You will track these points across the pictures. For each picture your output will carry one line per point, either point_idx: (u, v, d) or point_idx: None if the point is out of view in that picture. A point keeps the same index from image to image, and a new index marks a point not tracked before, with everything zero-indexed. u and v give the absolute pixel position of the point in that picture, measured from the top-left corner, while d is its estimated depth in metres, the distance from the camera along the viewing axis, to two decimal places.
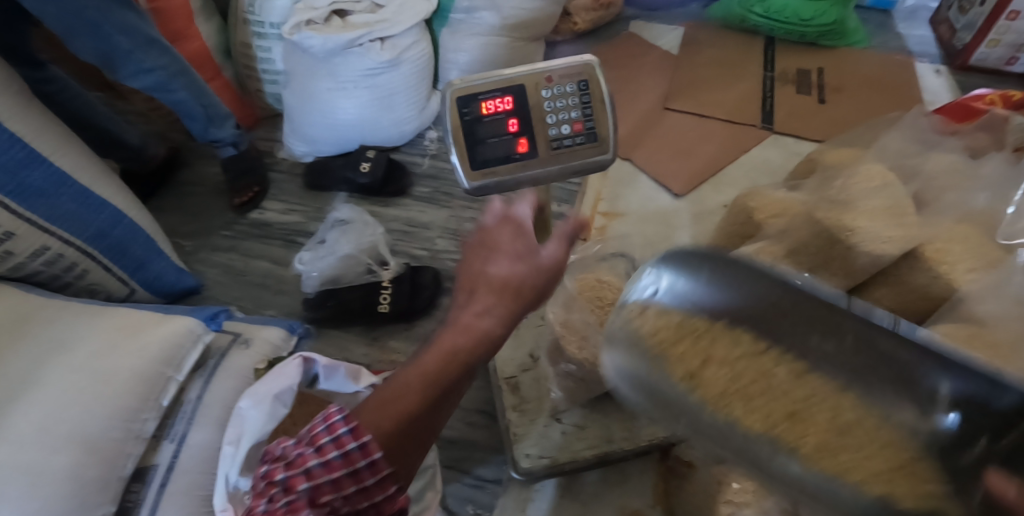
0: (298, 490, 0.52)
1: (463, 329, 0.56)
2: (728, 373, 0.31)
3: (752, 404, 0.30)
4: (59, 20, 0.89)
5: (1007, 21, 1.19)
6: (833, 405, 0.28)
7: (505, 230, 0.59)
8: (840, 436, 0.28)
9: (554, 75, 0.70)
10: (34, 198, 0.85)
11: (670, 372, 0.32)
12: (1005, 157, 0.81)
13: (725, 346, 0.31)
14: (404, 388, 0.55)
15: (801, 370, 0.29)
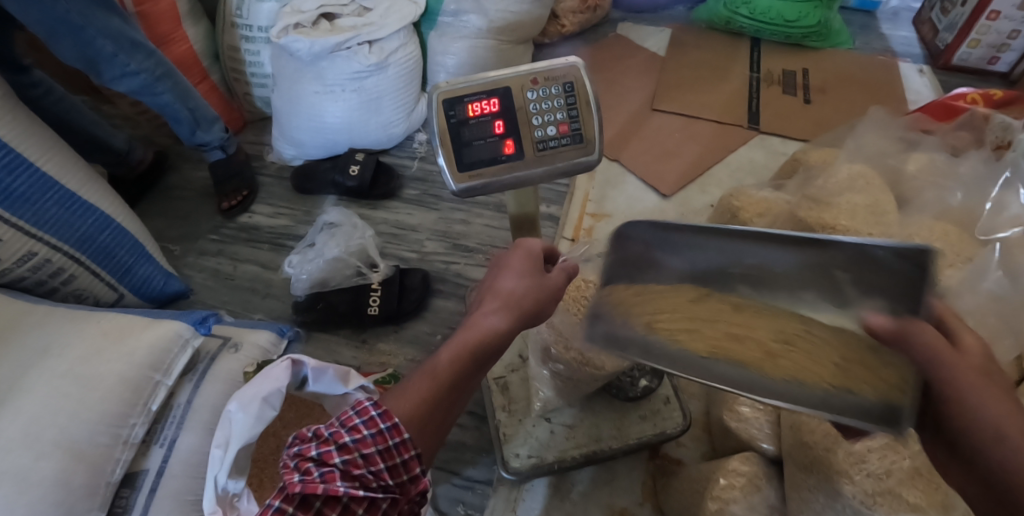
0: (332, 465, 0.49)
1: (474, 328, 0.58)
2: (680, 313, 0.50)
3: (703, 332, 0.49)
4: (42, 24, 0.89)
5: (987, 21, 1.20)
6: (754, 320, 0.48)
7: (517, 251, 0.62)
8: (775, 344, 0.47)
9: (540, 77, 0.71)
10: (20, 204, 0.85)
11: (644, 317, 0.51)
12: (983, 156, 0.83)
13: (675, 292, 0.50)
14: (433, 371, 0.56)
15: (727, 297, 0.48)
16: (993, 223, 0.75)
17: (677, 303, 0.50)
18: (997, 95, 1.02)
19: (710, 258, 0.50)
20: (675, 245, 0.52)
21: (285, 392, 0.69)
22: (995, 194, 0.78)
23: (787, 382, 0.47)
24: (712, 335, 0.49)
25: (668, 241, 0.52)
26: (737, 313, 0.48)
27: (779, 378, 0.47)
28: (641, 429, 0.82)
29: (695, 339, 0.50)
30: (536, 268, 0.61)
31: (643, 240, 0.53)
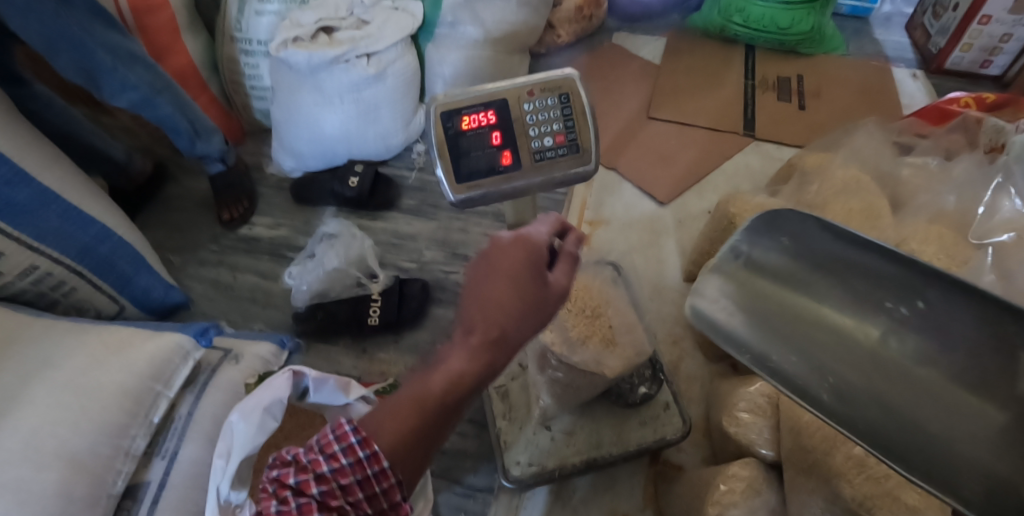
0: (309, 495, 0.50)
1: (467, 350, 0.54)
2: (780, 322, 0.38)
3: (803, 346, 0.37)
4: (42, 37, 0.90)
5: (979, 25, 1.22)
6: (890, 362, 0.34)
7: (518, 253, 0.56)
8: (924, 395, 0.32)
9: (536, 89, 0.72)
10: (22, 218, 0.86)
11: (747, 326, 0.39)
12: (977, 159, 0.83)
13: (795, 301, 0.38)
14: (420, 397, 0.54)
15: (869, 330, 0.36)
16: (987, 226, 0.74)
17: (788, 302, 0.39)
18: (989, 98, 1.04)
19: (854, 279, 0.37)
20: (812, 253, 0.39)
21: (286, 402, 0.70)
22: (988, 196, 0.78)
23: (903, 432, 0.32)
24: (825, 352, 0.36)
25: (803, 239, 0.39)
26: (870, 362, 0.35)
27: (897, 435, 0.32)
28: (642, 435, 0.82)
29: (790, 352, 0.37)
30: (529, 280, 0.55)
31: (778, 236, 0.40)
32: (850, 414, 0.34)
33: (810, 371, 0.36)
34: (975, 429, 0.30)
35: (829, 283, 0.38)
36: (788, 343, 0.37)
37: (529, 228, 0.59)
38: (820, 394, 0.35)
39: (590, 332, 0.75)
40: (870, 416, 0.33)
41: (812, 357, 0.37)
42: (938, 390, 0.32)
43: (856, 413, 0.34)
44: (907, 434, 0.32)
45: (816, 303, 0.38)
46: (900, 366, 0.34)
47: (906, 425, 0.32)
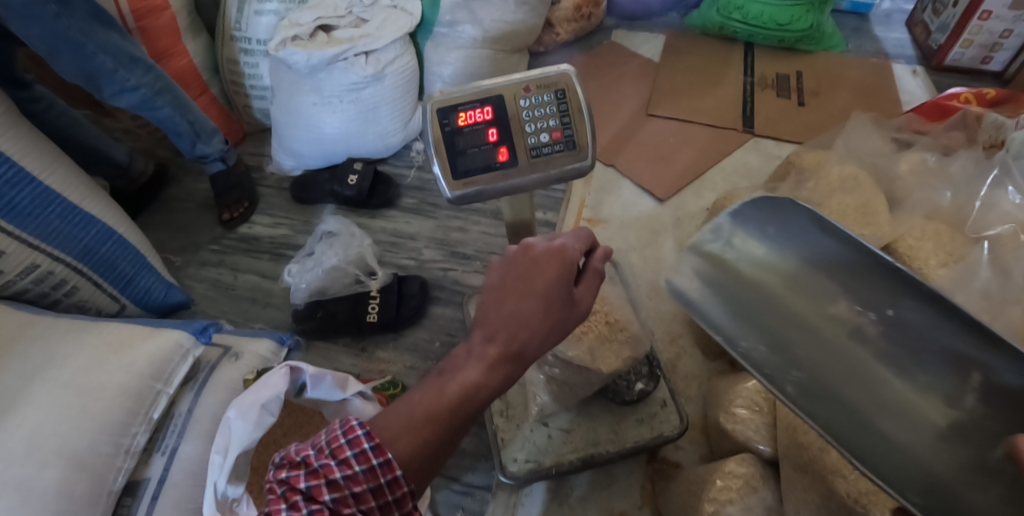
0: (321, 501, 0.50)
1: (487, 365, 0.54)
2: (740, 298, 0.62)
3: (760, 317, 0.60)
4: (42, 40, 0.91)
5: (979, 21, 1.21)
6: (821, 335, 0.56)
7: (548, 268, 0.56)
8: (844, 366, 0.54)
9: (531, 85, 0.72)
10: (23, 218, 0.86)
11: (716, 294, 0.64)
12: (973, 155, 0.82)
13: (763, 284, 0.61)
14: (437, 413, 0.54)
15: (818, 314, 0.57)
16: (984, 221, 0.75)
17: (756, 285, 0.62)
18: (989, 94, 1.03)
19: (855, 284, 0.54)
20: (807, 255, 0.58)
21: (283, 398, 0.70)
22: (984, 192, 0.78)
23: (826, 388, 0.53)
24: (774, 320, 0.59)
25: (810, 240, 0.58)
26: (810, 334, 0.56)
27: (848, 421, 0.51)
28: (639, 432, 0.82)
29: (749, 316, 0.60)
30: (560, 298, 0.55)
31: (766, 230, 0.62)
32: (806, 396, 0.53)
33: (777, 358, 0.56)
34: (880, 398, 0.51)
35: (807, 285, 0.58)
36: (756, 322, 0.59)
37: (556, 241, 0.58)
38: (778, 347, 0.57)
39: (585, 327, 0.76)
40: (831, 400, 0.53)
41: (775, 339, 0.58)
42: (893, 395, 0.51)
43: (813, 393, 0.53)
44: (857, 421, 0.51)
45: (782, 290, 0.60)
46: (847, 349, 0.54)
47: (827, 382, 0.54)
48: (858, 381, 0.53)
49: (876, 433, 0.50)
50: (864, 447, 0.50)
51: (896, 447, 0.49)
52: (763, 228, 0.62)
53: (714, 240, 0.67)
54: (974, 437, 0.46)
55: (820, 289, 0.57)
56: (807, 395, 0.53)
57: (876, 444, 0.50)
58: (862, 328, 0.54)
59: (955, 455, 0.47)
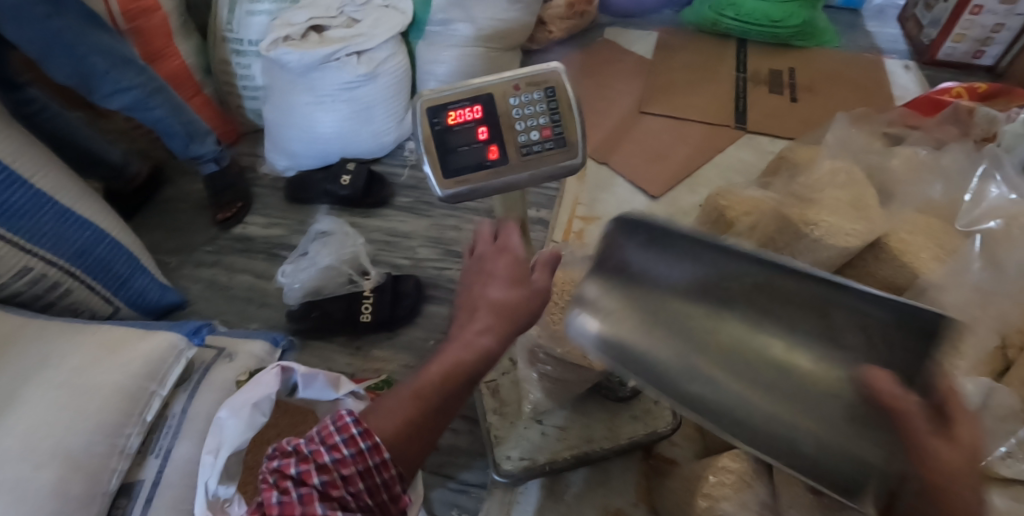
0: (310, 484, 0.51)
1: (461, 345, 0.59)
2: (638, 318, 0.54)
3: (664, 336, 0.54)
4: (34, 42, 0.91)
5: (971, 15, 1.21)
6: (730, 335, 0.52)
7: (502, 258, 0.61)
8: (752, 367, 0.52)
9: (521, 83, 0.72)
10: (16, 220, 0.86)
11: (619, 318, 0.55)
12: (965, 148, 0.83)
13: (655, 298, 0.54)
14: (418, 392, 0.58)
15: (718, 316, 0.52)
16: (974, 215, 0.74)
17: (647, 301, 0.55)
18: (981, 88, 1.04)
19: (734, 275, 0.49)
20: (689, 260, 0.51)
21: (275, 398, 0.70)
22: (974, 185, 0.78)
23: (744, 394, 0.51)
24: (678, 335, 0.54)
25: (688, 251, 0.50)
26: (716, 339, 0.53)
27: (749, 422, 0.51)
28: (633, 429, 0.82)
29: (654, 341, 0.54)
30: (514, 278, 0.60)
31: (641, 239, 0.51)
32: (711, 399, 0.52)
33: (694, 375, 0.53)
34: (783, 389, 0.51)
35: (698, 291, 0.52)
36: (653, 341, 0.54)
37: (510, 235, 0.63)
38: (690, 367, 0.53)
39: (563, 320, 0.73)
40: (730, 397, 0.51)
41: (687, 358, 0.53)
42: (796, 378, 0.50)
43: (719, 396, 0.52)
44: (779, 424, 0.50)
45: (679, 300, 0.53)
46: (746, 343, 0.52)
47: (741, 389, 0.52)
48: (763, 378, 0.51)
49: (778, 418, 0.50)
50: (768, 436, 0.50)
51: (798, 426, 0.50)
52: (637, 235, 0.52)
53: (615, 268, 0.55)
54: (859, 408, 0.48)
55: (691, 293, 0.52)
56: (709, 401, 0.52)
57: (781, 432, 0.50)
58: (760, 327, 0.51)
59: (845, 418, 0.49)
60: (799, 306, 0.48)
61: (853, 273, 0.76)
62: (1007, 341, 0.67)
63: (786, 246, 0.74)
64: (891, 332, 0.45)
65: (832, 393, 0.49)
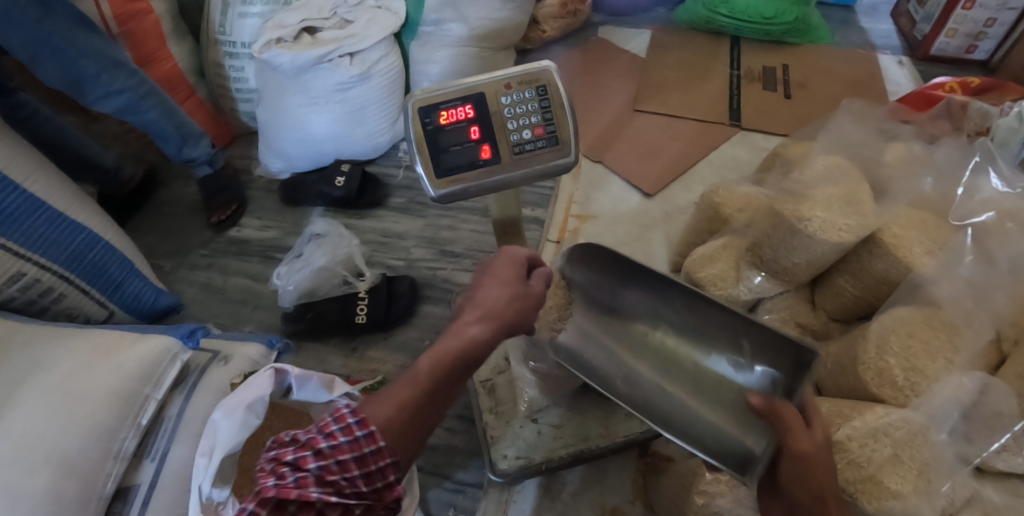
0: (306, 469, 0.53)
1: (455, 336, 0.62)
2: (595, 336, 0.73)
3: (613, 348, 0.72)
4: (24, 46, 0.90)
5: (964, 10, 1.21)
6: (655, 345, 0.71)
7: (503, 259, 0.67)
8: (670, 368, 0.69)
9: (513, 82, 0.72)
10: (7, 225, 0.86)
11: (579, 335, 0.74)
12: (957, 142, 0.82)
13: (603, 320, 0.74)
14: (412, 379, 0.59)
15: (654, 332, 0.71)
16: (969, 207, 0.74)
17: (607, 323, 0.74)
18: (975, 83, 1.04)
19: (673, 301, 0.67)
20: (635, 291, 0.71)
21: (269, 400, 0.70)
22: (967, 178, 0.77)
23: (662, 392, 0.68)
24: (625, 349, 0.72)
25: (632, 286, 0.71)
26: (649, 355, 0.71)
27: (663, 412, 0.66)
28: (628, 427, 0.82)
29: (605, 352, 0.72)
30: (516, 281, 0.66)
31: (588, 265, 0.72)
32: (640, 395, 0.68)
33: (627, 378, 0.70)
34: (692, 388, 0.67)
35: (637, 313, 0.72)
36: (614, 354, 0.72)
37: (510, 245, 0.69)
38: (630, 373, 0.70)
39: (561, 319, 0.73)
40: (655, 393, 0.68)
41: (628, 368, 0.70)
42: (703, 385, 0.67)
43: (647, 392, 0.68)
44: (682, 415, 0.66)
45: (624, 323, 0.73)
46: (670, 354, 0.70)
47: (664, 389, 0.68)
48: (682, 380, 0.68)
49: (688, 412, 0.66)
50: (673, 421, 0.65)
51: (700, 419, 0.65)
52: (599, 266, 0.72)
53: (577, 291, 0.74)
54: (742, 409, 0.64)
55: (637, 317, 0.72)
56: (640, 398, 0.68)
57: (687, 420, 0.65)
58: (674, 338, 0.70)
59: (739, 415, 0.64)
60: (708, 327, 0.66)
61: (849, 267, 0.75)
62: (1002, 334, 0.67)
63: (780, 243, 0.74)
64: (776, 346, 0.60)
65: (724, 394, 0.66)
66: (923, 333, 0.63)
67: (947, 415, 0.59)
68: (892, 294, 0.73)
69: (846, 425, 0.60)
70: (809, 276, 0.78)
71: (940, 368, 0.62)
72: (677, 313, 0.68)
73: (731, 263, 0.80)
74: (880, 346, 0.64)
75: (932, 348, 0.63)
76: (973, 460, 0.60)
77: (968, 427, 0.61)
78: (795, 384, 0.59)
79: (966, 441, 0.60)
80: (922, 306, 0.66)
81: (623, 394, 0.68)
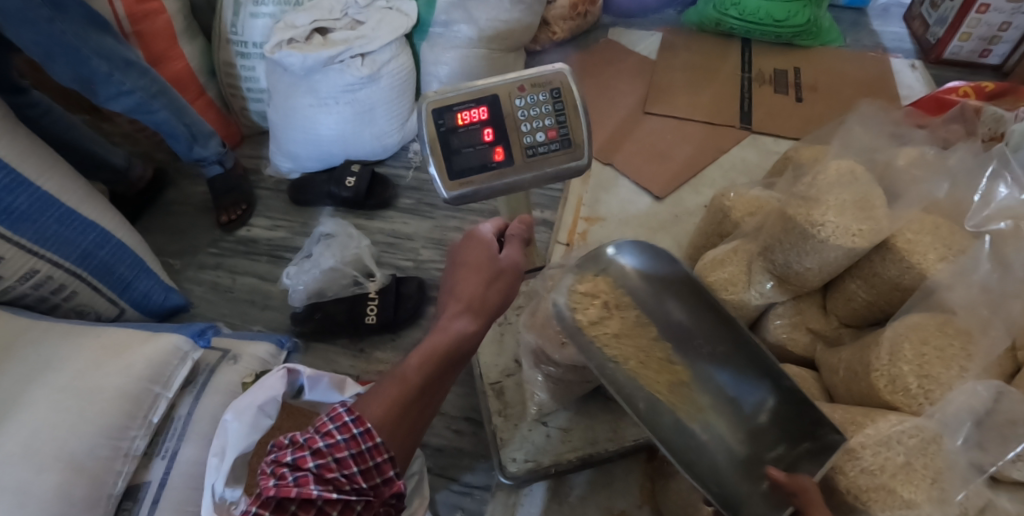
0: (305, 468, 0.54)
1: (440, 330, 0.64)
2: (620, 338, 0.65)
3: (635, 354, 0.65)
4: (36, 46, 0.91)
5: (977, 14, 1.20)
6: (671, 365, 0.66)
7: (472, 246, 0.69)
8: (681, 391, 0.65)
9: (527, 84, 0.72)
10: (20, 223, 0.86)
11: (602, 337, 0.65)
12: (972, 147, 0.80)
13: (628, 324, 0.67)
14: (402, 377, 0.62)
15: (672, 353, 0.67)
16: (984, 215, 0.73)
17: (632, 332, 0.66)
18: (988, 87, 1.04)
19: (701, 337, 0.66)
20: (666, 312, 0.67)
21: (280, 400, 0.71)
22: (984, 184, 0.76)
23: (673, 416, 0.63)
24: (646, 364, 0.65)
25: (665, 305, 0.67)
26: (667, 372, 0.65)
27: (674, 438, 0.61)
28: (637, 432, 0.81)
29: (627, 357, 0.64)
30: (487, 265, 0.67)
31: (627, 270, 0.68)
32: (657, 415, 0.62)
33: (646, 393, 0.63)
34: (697, 415, 0.64)
35: (662, 330, 0.67)
36: (638, 364, 0.64)
37: (477, 226, 0.71)
38: (651, 391, 0.63)
39: (603, 333, 0.65)
40: (670, 418, 0.63)
41: (649, 385, 0.64)
42: (709, 413, 0.64)
43: (662, 415, 0.63)
44: (688, 443, 0.62)
45: (649, 332, 0.67)
46: (686, 379, 0.66)
47: (675, 414, 0.63)
48: (690, 406, 0.64)
49: (694, 440, 0.62)
50: (681, 448, 0.60)
51: (702, 454, 0.62)
52: (638, 272, 0.68)
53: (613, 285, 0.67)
54: (751, 446, 0.62)
55: (662, 332, 0.67)
56: (654, 417, 0.62)
57: (691, 450, 0.61)
58: (698, 363, 0.66)
59: (738, 454, 0.62)
60: (744, 367, 0.63)
61: (860, 273, 0.75)
62: (1017, 343, 0.66)
63: (792, 247, 0.73)
64: (798, 415, 0.59)
65: (726, 427, 0.64)
66: (937, 340, 0.63)
67: (961, 424, 0.59)
68: (906, 300, 0.72)
69: (859, 433, 0.59)
70: (821, 282, 0.77)
71: (955, 375, 0.61)
72: (706, 346, 0.66)
73: (742, 267, 0.80)
74: (893, 353, 0.63)
75: (945, 355, 0.62)
76: (988, 470, 0.59)
77: (983, 435, 0.60)
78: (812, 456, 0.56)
79: (980, 449, 0.60)
80: (936, 313, 0.66)
81: (646, 413, 0.61)
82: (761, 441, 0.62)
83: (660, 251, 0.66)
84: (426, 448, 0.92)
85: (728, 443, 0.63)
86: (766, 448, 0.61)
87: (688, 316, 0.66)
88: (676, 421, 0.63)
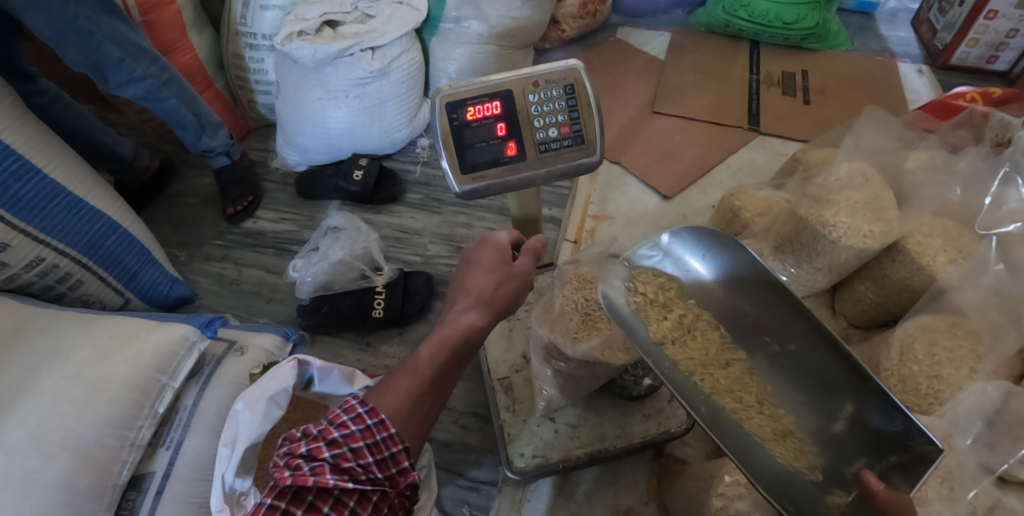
0: (321, 459, 0.54)
1: (451, 325, 0.64)
2: (678, 336, 0.64)
3: (694, 352, 0.63)
4: (50, 30, 0.90)
5: (985, 20, 1.21)
6: (740, 363, 0.63)
7: (486, 246, 0.69)
8: (749, 392, 0.61)
9: (541, 79, 0.72)
10: (28, 211, 0.86)
11: (658, 335, 0.63)
12: (982, 152, 0.79)
13: (687, 321, 0.64)
14: (414, 368, 0.62)
15: (739, 351, 0.64)
16: (993, 217, 0.73)
17: (692, 329, 0.64)
18: (996, 93, 1.05)
19: (771, 329, 0.61)
20: (733, 305, 0.64)
21: (290, 392, 0.70)
22: (995, 188, 0.75)
23: (739, 420, 0.59)
24: (710, 364, 0.62)
25: (730, 298, 0.64)
26: (734, 371, 0.62)
27: (739, 441, 0.56)
28: (645, 428, 0.82)
29: (684, 356, 0.62)
30: (501, 264, 0.67)
31: (681, 266, 0.66)
32: (717, 422, 0.57)
33: (701, 397, 0.59)
34: (771, 419, 0.60)
35: (726, 323, 0.65)
36: (701, 363, 0.62)
37: (494, 231, 0.71)
38: (713, 394, 0.60)
39: (667, 335, 0.63)
40: (736, 425, 0.58)
41: (710, 387, 0.61)
42: (781, 417, 0.60)
43: (724, 419, 0.58)
44: (756, 451, 0.57)
45: (713, 328, 0.65)
46: (758, 376, 0.62)
47: (739, 416, 0.59)
48: (761, 409, 0.60)
49: (765, 446, 0.57)
50: (748, 458, 0.55)
51: (776, 465, 0.56)
52: (694, 267, 0.66)
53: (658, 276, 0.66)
54: (841, 461, 0.56)
55: (729, 327, 0.64)
56: (715, 422, 0.57)
57: (761, 458, 0.56)
58: (773, 360, 0.62)
59: (820, 463, 0.56)
60: (818, 365, 0.57)
61: (870, 274, 0.75)
62: None
63: (804, 247, 0.74)
64: (882, 422, 0.52)
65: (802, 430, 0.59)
66: (946, 341, 0.63)
67: (970, 423, 0.59)
68: (916, 302, 0.72)
69: None
70: (830, 282, 0.78)
71: (965, 377, 0.61)
72: (776, 341, 0.61)
73: None
74: (903, 354, 0.64)
75: (956, 356, 0.62)
76: (996, 470, 0.59)
77: (991, 436, 0.60)
78: (902, 465, 0.50)
79: (989, 449, 0.60)
80: (947, 314, 0.66)
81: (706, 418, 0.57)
82: (841, 452, 0.56)
83: (719, 235, 0.62)
84: (433, 443, 0.92)
85: (807, 453, 0.57)
86: (846, 461, 0.55)
87: (756, 308, 0.62)
88: (743, 425, 0.59)
